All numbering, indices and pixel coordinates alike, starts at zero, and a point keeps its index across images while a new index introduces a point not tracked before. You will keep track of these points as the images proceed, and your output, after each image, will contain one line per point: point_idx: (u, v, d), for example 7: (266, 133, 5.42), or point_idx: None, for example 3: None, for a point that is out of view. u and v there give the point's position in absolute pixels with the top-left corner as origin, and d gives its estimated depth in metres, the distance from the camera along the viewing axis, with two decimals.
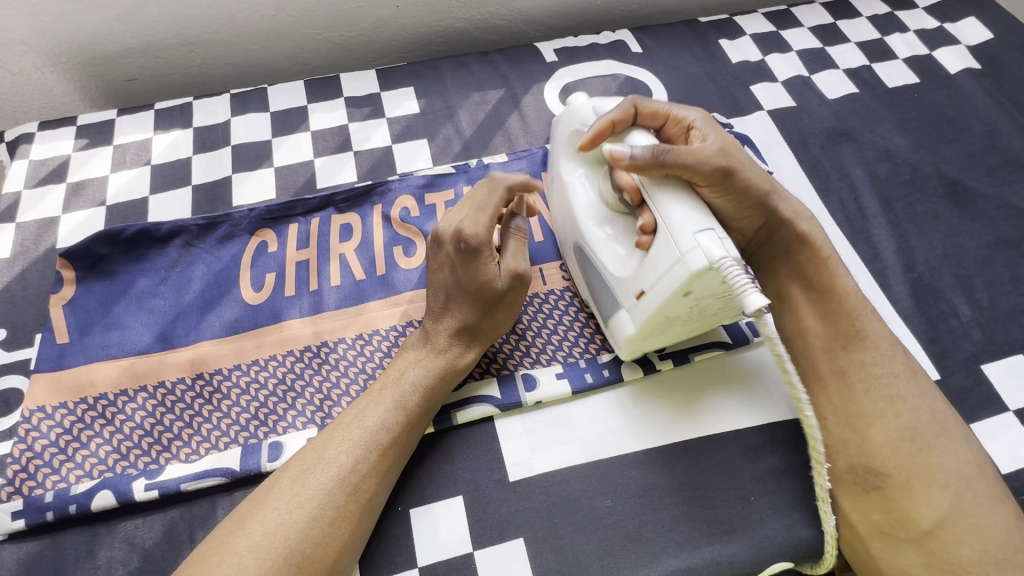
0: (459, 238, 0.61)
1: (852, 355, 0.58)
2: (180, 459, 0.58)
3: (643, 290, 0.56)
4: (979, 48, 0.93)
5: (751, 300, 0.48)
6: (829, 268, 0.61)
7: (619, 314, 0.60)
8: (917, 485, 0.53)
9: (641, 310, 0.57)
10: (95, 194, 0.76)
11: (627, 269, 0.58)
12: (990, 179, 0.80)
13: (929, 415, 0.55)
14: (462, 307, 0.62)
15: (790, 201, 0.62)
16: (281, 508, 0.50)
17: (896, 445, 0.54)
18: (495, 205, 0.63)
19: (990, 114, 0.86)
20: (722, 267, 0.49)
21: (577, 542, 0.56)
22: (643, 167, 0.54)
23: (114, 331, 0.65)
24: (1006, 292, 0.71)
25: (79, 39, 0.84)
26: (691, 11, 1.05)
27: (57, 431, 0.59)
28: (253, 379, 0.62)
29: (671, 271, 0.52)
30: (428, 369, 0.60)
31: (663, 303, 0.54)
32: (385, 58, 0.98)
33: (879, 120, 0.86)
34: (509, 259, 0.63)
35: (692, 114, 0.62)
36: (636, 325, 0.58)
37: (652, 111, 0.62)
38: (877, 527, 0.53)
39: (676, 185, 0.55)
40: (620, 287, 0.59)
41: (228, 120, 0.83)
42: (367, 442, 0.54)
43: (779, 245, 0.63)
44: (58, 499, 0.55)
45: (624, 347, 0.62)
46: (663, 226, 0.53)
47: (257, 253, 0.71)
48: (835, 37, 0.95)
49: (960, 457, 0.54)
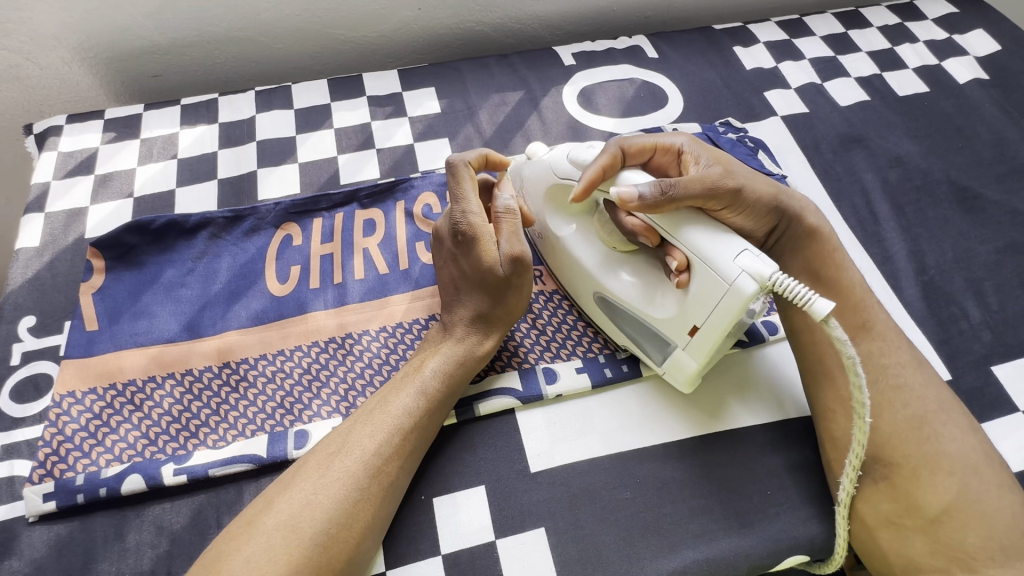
0: (455, 230, 0.62)
1: (860, 345, 0.60)
2: (207, 445, 0.59)
3: (697, 326, 0.57)
4: (987, 59, 0.95)
5: (819, 305, 0.50)
6: (836, 260, 0.63)
7: (671, 354, 0.61)
8: (925, 473, 0.54)
9: (697, 345, 0.58)
10: (123, 186, 0.78)
11: (668, 309, 0.59)
12: (998, 186, 0.82)
13: (936, 404, 0.57)
14: (471, 296, 0.63)
15: (796, 198, 0.64)
16: (306, 489, 0.51)
17: (905, 433, 0.55)
18: (472, 187, 0.64)
19: (998, 123, 0.88)
20: (776, 283, 0.52)
21: (598, 533, 0.57)
22: (655, 206, 0.56)
23: (143, 319, 0.66)
24: (1015, 296, 0.72)
25: (108, 34, 0.86)
26: (704, 19, 1.07)
27: (86, 416, 0.60)
28: (278, 368, 0.64)
29: (724, 300, 0.54)
30: (447, 356, 0.61)
31: (723, 331, 0.56)
32: (406, 59, 1.00)
33: (890, 127, 0.88)
34: (504, 240, 0.62)
35: (677, 140, 0.65)
36: (697, 360, 0.59)
37: (638, 147, 0.63)
38: (885, 517, 0.54)
39: (693, 216, 0.57)
40: (668, 328, 0.60)
41: (253, 116, 0.84)
42: (391, 426, 0.56)
43: (790, 241, 0.64)
44: (89, 482, 0.56)
45: (684, 383, 0.62)
46: (700, 261, 0.55)
47: (282, 246, 0.72)
48: (846, 46, 0.97)
49: (967, 447, 0.55)
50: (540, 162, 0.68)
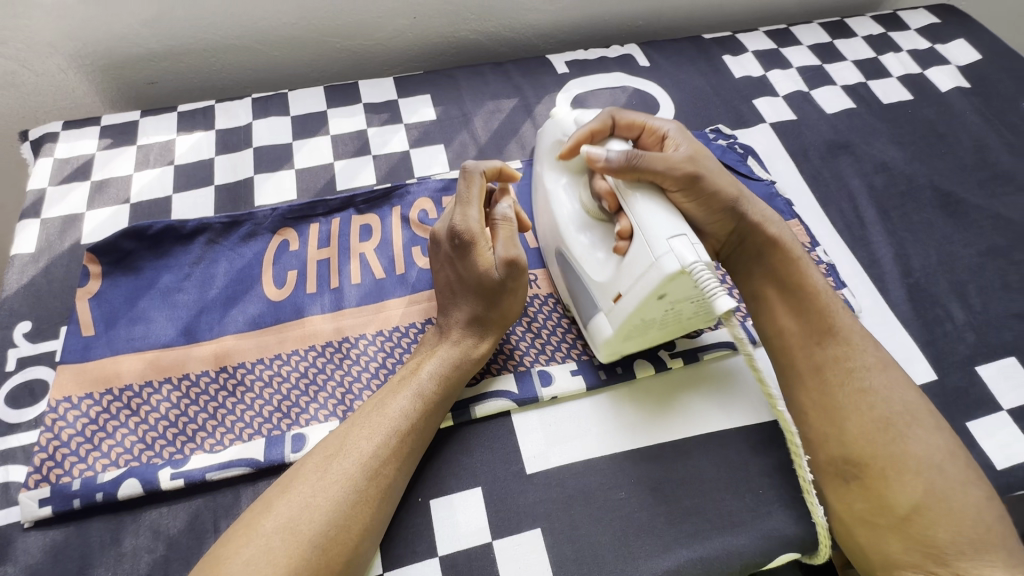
0: (452, 234, 0.63)
1: (827, 349, 0.61)
2: (205, 449, 0.59)
3: (620, 293, 0.58)
4: (969, 68, 0.98)
5: (722, 302, 0.51)
6: (798, 267, 0.64)
7: (598, 316, 0.63)
8: (893, 474, 0.55)
9: (617, 313, 0.59)
10: (119, 192, 0.78)
11: (604, 273, 0.61)
12: (980, 191, 0.84)
13: (902, 406, 0.58)
14: (466, 300, 0.64)
15: (760, 206, 0.66)
16: (304, 491, 0.51)
17: (871, 435, 0.57)
18: (479, 194, 0.65)
19: (980, 130, 0.90)
20: (694, 271, 0.52)
21: (593, 533, 0.58)
22: (617, 171, 0.58)
23: (139, 324, 0.66)
24: (997, 298, 0.74)
25: (104, 41, 0.86)
26: (694, 28, 1.09)
27: (82, 421, 0.60)
28: (275, 372, 0.64)
29: (646, 274, 0.55)
30: (444, 359, 0.61)
31: (639, 305, 0.56)
32: (401, 66, 1.02)
33: (875, 134, 0.90)
34: (501, 247, 0.63)
35: (666, 126, 0.66)
36: (614, 327, 0.60)
37: (628, 121, 0.65)
38: (860, 516, 0.56)
39: (650, 189, 0.59)
40: (599, 291, 0.61)
41: (249, 123, 0.85)
42: (388, 429, 0.56)
43: (751, 249, 0.66)
44: (85, 487, 0.56)
45: (604, 350, 0.63)
46: (639, 231, 0.56)
47: (279, 251, 0.73)
48: (832, 55, 1.00)
49: (933, 445, 0.56)
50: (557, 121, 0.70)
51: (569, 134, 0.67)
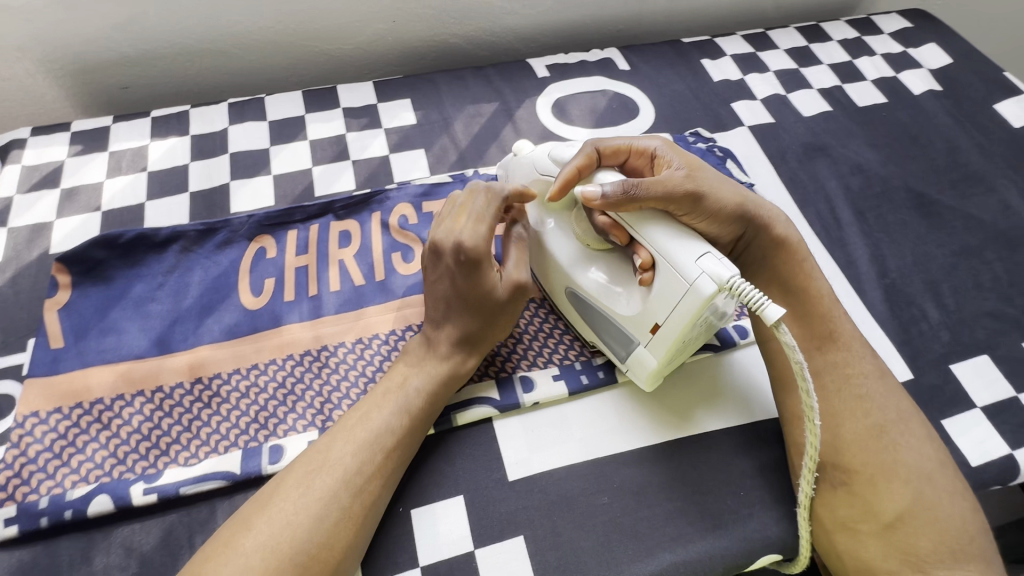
0: (461, 250, 0.60)
1: (826, 356, 0.62)
2: (179, 463, 0.58)
3: (658, 323, 0.58)
4: (940, 71, 1.00)
5: (771, 312, 0.51)
6: (804, 271, 0.65)
7: (635, 349, 0.62)
8: (881, 481, 0.56)
9: (659, 342, 0.60)
10: (91, 199, 0.76)
11: (632, 307, 0.61)
12: (952, 192, 0.86)
13: (896, 413, 0.59)
14: (460, 318, 0.62)
15: (765, 206, 0.65)
16: (286, 508, 0.50)
17: (863, 442, 0.57)
18: (493, 214, 0.64)
19: (951, 132, 0.92)
20: (732, 286, 0.53)
21: (575, 538, 0.58)
22: (617, 205, 0.57)
23: (110, 335, 0.65)
24: (969, 297, 0.76)
25: (75, 45, 0.84)
26: (674, 32, 1.10)
27: (51, 436, 0.58)
28: (252, 383, 0.63)
29: (683, 300, 0.55)
30: (431, 375, 0.60)
31: (681, 331, 0.57)
32: (381, 71, 1.01)
33: (851, 137, 0.91)
34: (510, 270, 0.64)
35: (652, 143, 0.65)
36: (658, 357, 0.61)
37: (613, 149, 0.64)
38: (842, 522, 0.56)
39: (654, 216, 0.58)
40: (631, 324, 0.61)
41: (225, 129, 0.84)
42: (372, 444, 0.55)
43: (757, 251, 0.65)
44: (53, 505, 0.54)
45: (647, 380, 0.63)
46: (663, 260, 0.56)
47: (256, 259, 0.72)
48: (808, 59, 1.01)
49: (924, 455, 0.57)
50: (524, 158, 0.70)
51: (553, 175, 0.65)
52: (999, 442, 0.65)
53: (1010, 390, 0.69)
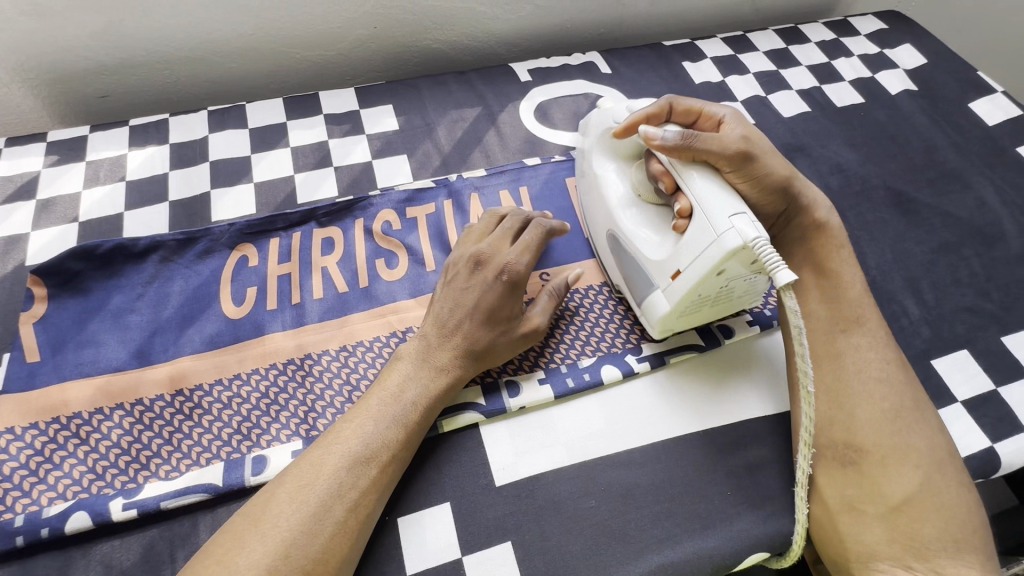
0: (508, 271, 0.62)
1: (850, 338, 0.62)
2: (159, 477, 0.57)
3: (679, 270, 0.59)
4: (915, 71, 1.02)
5: (781, 275, 0.52)
6: (838, 255, 0.65)
7: (653, 294, 0.64)
8: (891, 462, 0.56)
9: (675, 290, 0.60)
10: (67, 210, 0.75)
11: (661, 252, 0.62)
12: (929, 189, 0.87)
13: (911, 399, 0.59)
14: (477, 330, 0.61)
15: (811, 190, 0.66)
16: (282, 523, 0.49)
17: (877, 425, 0.58)
18: (539, 247, 0.66)
19: (928, 131, 0.94)
20: (756, 247, 0.53)
21: (563, 543, 0.57)
22: (673, 150, 0.60)
23: (88, 348, 0.64)
24: (949, 293, 0.77)
25: (50, 55, 0.83)
26: (655, 35, 1.11)
27: (27, 453, 0.57)
28: (235, 394, 0.62)
29: (707, 252, 0.56)
30: (428, 388, 0.59)
31: (698, 282, 0.57)
32: (362, 76, 1.01)
33: (830, 137, 0.92)
34: (536, 311, 0.65)
35: (722, 110, 0.65)
36: (671, 304, 0.61)
37: (686, 108, 0.65)
38: (847, 502, 0.57)
39: (704, 169, 0.60)
40: (655, 269, 0.63)
41: (205, 137, 0.83)
42: (365, 458, 0.53)
43: (796, 231, 0.66)
44: (29, 523, 0.53)
45: (656, 326, 0.65)
46: (699, 208, 0.58)
47: (238, 267, 0.71)
48: (787, 60, 1.03)
49: (934, 442, 0.58)
50: (606, 112, 0.73)
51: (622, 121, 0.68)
52: (980, 435, 0.66)
53: (990, 384, 0.70)
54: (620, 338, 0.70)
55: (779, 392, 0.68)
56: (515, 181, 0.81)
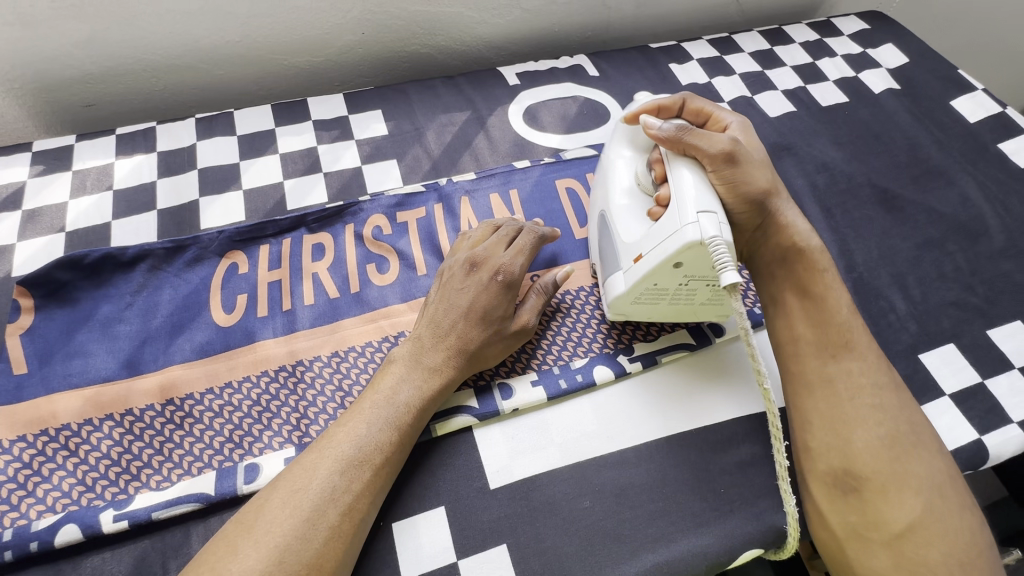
0: (502, 272, 0.63)
1: (841, 363, 0.60)
2: (150, 487, 0.57)
3: (642, 254, 0.60)
4: (898, 70, 1.04)
5: (726, 275, 0.52)
6: (824, 280, 0.64)
7: (616, 275, 0.65)
8: (893, 489, 0.55)
9: (635, 272, 0.61)
10: (54, 220, 0.74)
11: (633, 235, 0.62)
12: (914, 186, 0.88)
13: (908, 425, 0.58)
14: (470, 329, 0.62)
15: (790, 212, 0.65)
16: (273, 531, 0.48)
17: (875, 451, 0.56)
18: (532, 251, 0.67)
19: (911, 129, 0.95)
20: (710, 245, 0.54)
21: (559, 545, 0.57)
22: (666, 142, 0.60)
23: (77, 359, 0.63)
24: (934, 287, 0.78)
25: (35, 64, 0.82)
26: (642, 37, 1.12)
27: (15, 466, 0.57)
28: (226, 402, 0.61)
29: (668, 240, 0.56)
30: (419, 391, 0.58)
31: (654, 268, 0.58)
32: (351, 82, 1.01)
33: (815, 136, 0.93)
34: (526, 311, 0.65)
35: (730, 119, 0.67)
36: (628, 285, 0.62)
37: (697, 109, 0.67)
38: (852, 530, 0.55)
39: (694, 165, 0.60)
40: (624, 251, 0.63)
41: (193, 145, 0.82)
42: (361, 462, 0.53)
43: (776, 252, 0.65)
44: (17, 537, 0.53)
45: (612, 306, 0.66)
46: (673, 200, 0.58)
47: (227, 274, 0.70)
48: (772, 61, 1.04)
49: (935, 468, 0.56)
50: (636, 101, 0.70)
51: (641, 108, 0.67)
52: (968, 428, 0.67)
53: (977, 377, 0.71)
54: (611, 338, 0.70)
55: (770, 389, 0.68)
56: (505, 184, 0.81)
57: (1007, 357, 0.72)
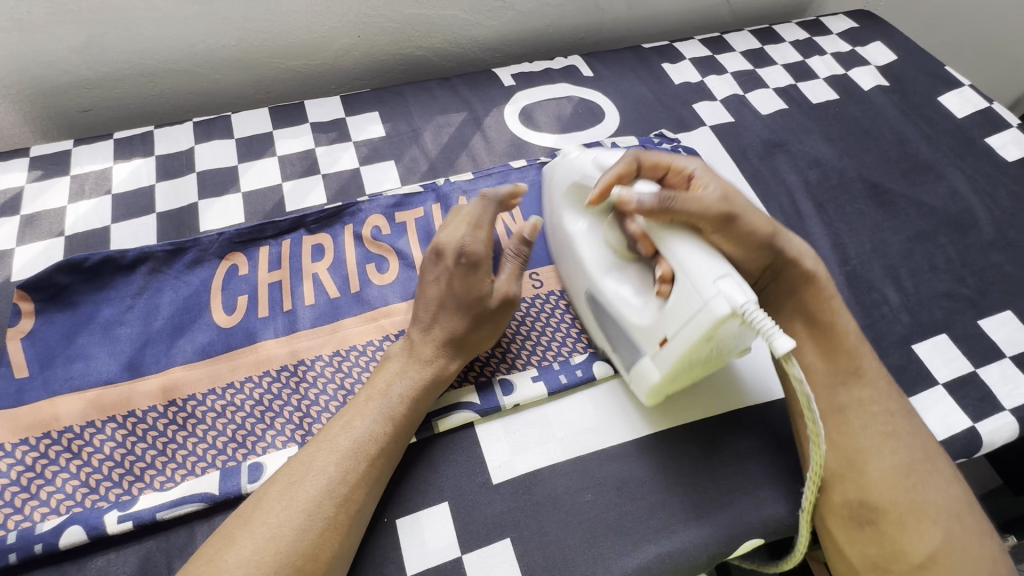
0: (462, 252, 0.62)
1: (851, 391, 0.61)
2: (154, 488, 0.57)
3: (666, 337, 0.57)
4: (886, 67, 1.05)
5: (780, 342, 0.49)
6: (831, 306, 0.63)
7: (641, 360, 0.62)
8: (910, 520, 0.55)
9: (666, 356, 0.58)
10: (52, 225, 0.75)
11: (647, 317, 0.60)
12: (904, 181, 0.90)
13: (922, 452, 0.58)
14: (452, 317, 0.62)
15: (795, 241, 0.64)
16: (269, 523, 0.49)
17: (891, 481, 0.56)
18: (490, 221, 0.66)
19: (900, 125, 0.97)
20: (747, 313, 0.51)
21: (562, 538, 0.58)
22: (649, 214, 0.56)
23: (78, 362, 0.63)
24: (927, 279, 0.79)
25: (32, 70, 0.83)
26: (635, 38, 1.13)
27: (18, 469, 0.57)
28: (228, 402, 0.62)
29: (694, 318, 0.54)
30: (413, 380, 0.59)
31: (688, 348, 0.55)
32: (348, 85, 1.02)
33: (807, 132, 0.95)
34: (502, 282, 0.64)
35: (691, 164, 0.63)
36: (662, 371, 0.59)
37: (653, 163, 0.63)
38: (871, 561, 0.56)
39: (685, 231, 0.57)
40: (642, 335, 0.60)
41: (192, 148, 0.83)
42: (356, 452, 0.54)
43: (787, 282, 0.64)
44: (22, 540, 0.53)
45: (648, 394, 0.63)
46: (681, 274, 0.55)
47: (227, 277, 0.71)
48: (763, 59, 1.05)
49: (950, 494, 0.57)
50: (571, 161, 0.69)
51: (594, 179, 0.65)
52: (962, 416, 0.68)
53: (969, 366, 0.72)
54: None
55: (768, 380, 0.69)
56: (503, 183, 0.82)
57: (998, 346, 0.74)
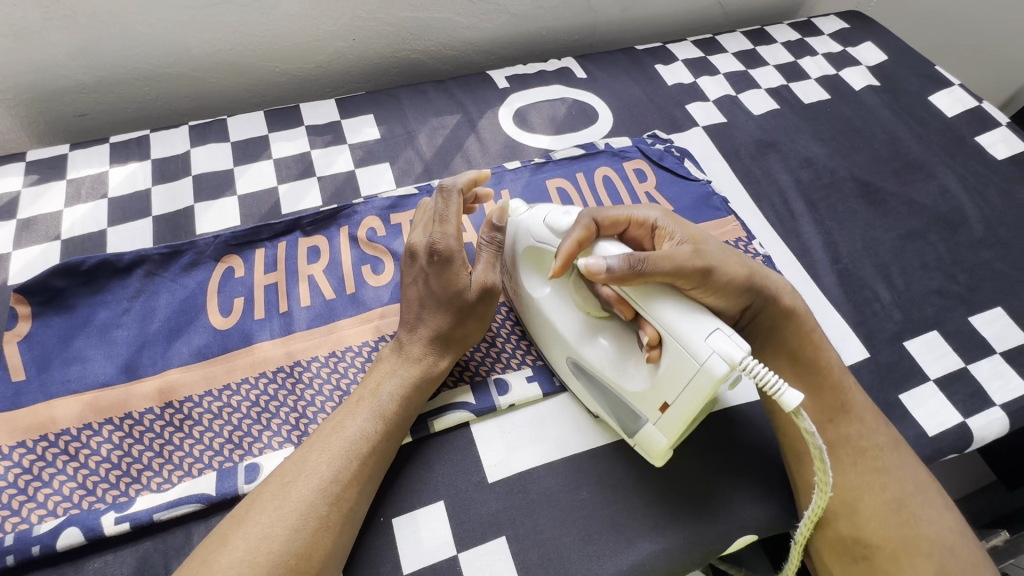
0: (432, 250, 0.62)
1: (839, 428, 0.60)
2: (151, 489, 0.57)
3: (667, 403, 0.55)
4: (877, 67, 1.06)
5: (788, 397, 0.48)
6: (813, 343, 0.63)
7: (642, 427, 0.59)
8: (904, 555, 0.54)
9: (670, 422, 0.56)
10: (49, 229, 0.75)
11: (643, 382, 0.57)
12: (895, 179, 0.90)
13: (914, 485, 0.58)
14: (434, 315, 0.63)
15: (772, 277, 0.62)
16: (262, 522, 0.49)
17: (883, 515, 0.56)
18: (454, 212, 0.64)
19: (891, 124, 0.98)
20: (746, 367, 0.49)
21: (557, 535, 0.58)
22: (621, 280, 0.53)
23: (75, 365, 0.64)
24: (918, 276, 0.80)
25: (29, 75, 0.83)
26: (628, 40, 1.14)
27: (15, 472, 0.57)
28: (225, 403, 0.62)
29: (693, 381, 0.52)
30: (404, 378, 0.60)
31: (691, 411, 0.53)
32: (343, 88, 1.02)
33: (799, 132, 0.96)
34: (479, 271, 0.64)
35: (651, 214, 0.62)
36: (669, 437, 0.57)
37: (611, 219, 0.60)
38: None
39: (663, 293, 0.54)
40: (641, 402, 0.58)
41: (188, 151, 0.83)
42: (348, 451, 0.54)
43: (766, 321, 0.63)
44: (19, 541, 0.53)
45: (658, 458, 0.59)
46: (670, 340, 0.53)
47: (223, 279, 0.71)
48: (755, 60, 1.06)
49: (945, 527, 0.56)
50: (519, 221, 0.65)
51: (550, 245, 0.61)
52: (953, 412, 0.68)
53: (960, 362, 0.72)
54: None
55: None
56: (496, 184, 0.82)
57: (989, 342, 0.74)
